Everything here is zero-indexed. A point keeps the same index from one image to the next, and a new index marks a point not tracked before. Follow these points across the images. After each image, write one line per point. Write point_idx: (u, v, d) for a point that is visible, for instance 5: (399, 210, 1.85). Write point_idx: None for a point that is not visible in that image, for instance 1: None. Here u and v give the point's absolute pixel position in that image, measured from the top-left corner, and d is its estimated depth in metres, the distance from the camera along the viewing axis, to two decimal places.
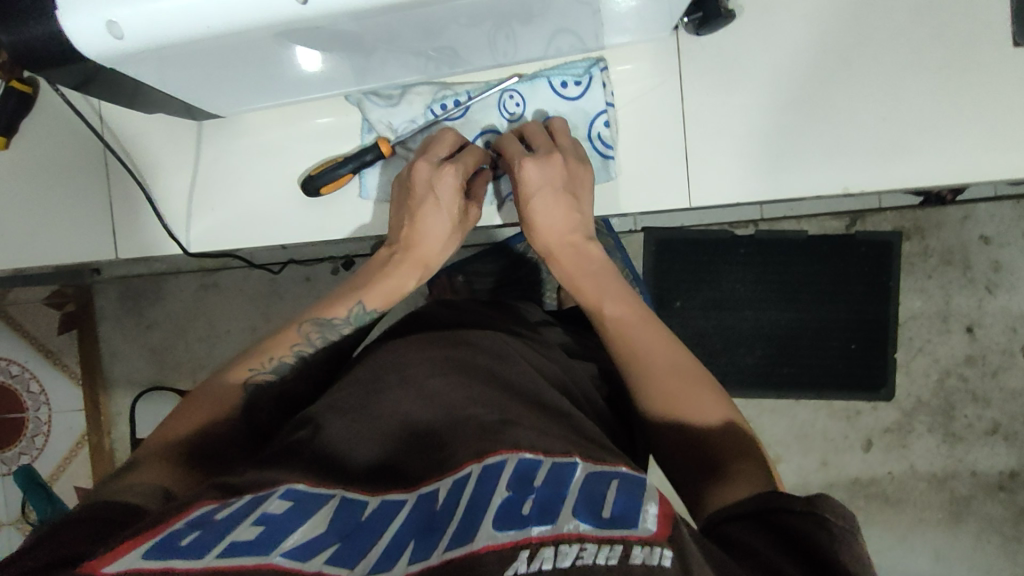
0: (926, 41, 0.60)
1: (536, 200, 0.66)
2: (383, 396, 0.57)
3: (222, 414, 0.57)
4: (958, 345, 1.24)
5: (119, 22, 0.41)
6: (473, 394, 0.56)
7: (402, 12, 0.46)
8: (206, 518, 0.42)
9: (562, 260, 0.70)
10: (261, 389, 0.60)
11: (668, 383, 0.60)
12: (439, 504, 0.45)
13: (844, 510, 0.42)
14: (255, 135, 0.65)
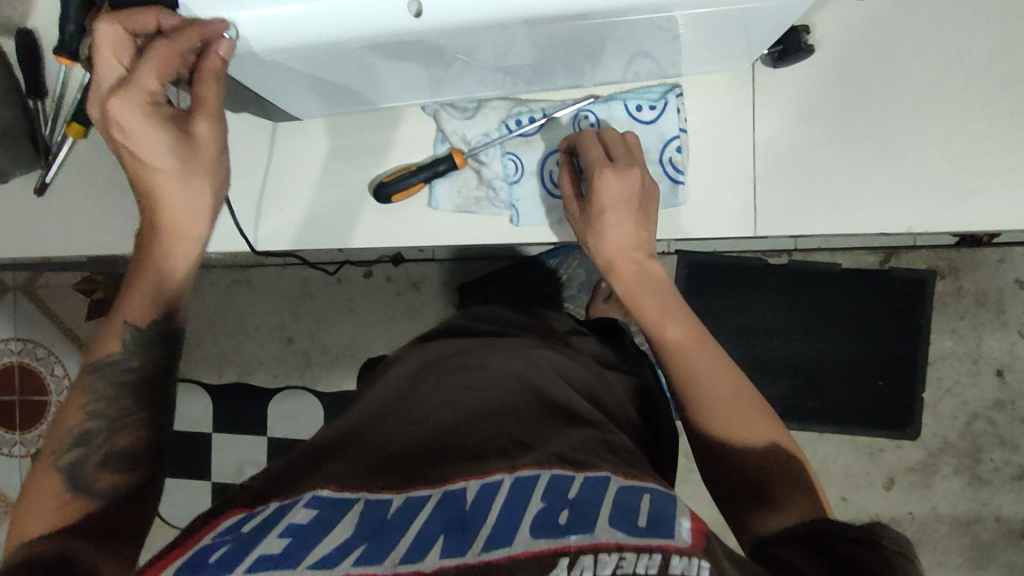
0: (1001, 86, 0.60)
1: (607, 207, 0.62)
2: (420, 404, 0.58)
3: (84, 476, 0.54)
4: (988, 388, 1.23)
5: (237, 26, 0.46)
6: (504, 403, 0.57)
7: (490, 31, 0.46)
8: (238, 532, 0.44)
9: (623, 276, 0.66)
10: (108, 439, 0.55)
11: (719, 408, 0.58)
12: (470, 504, 0.45)
13: (896, 536, 0.43)
14: (326, 139, 0.66)
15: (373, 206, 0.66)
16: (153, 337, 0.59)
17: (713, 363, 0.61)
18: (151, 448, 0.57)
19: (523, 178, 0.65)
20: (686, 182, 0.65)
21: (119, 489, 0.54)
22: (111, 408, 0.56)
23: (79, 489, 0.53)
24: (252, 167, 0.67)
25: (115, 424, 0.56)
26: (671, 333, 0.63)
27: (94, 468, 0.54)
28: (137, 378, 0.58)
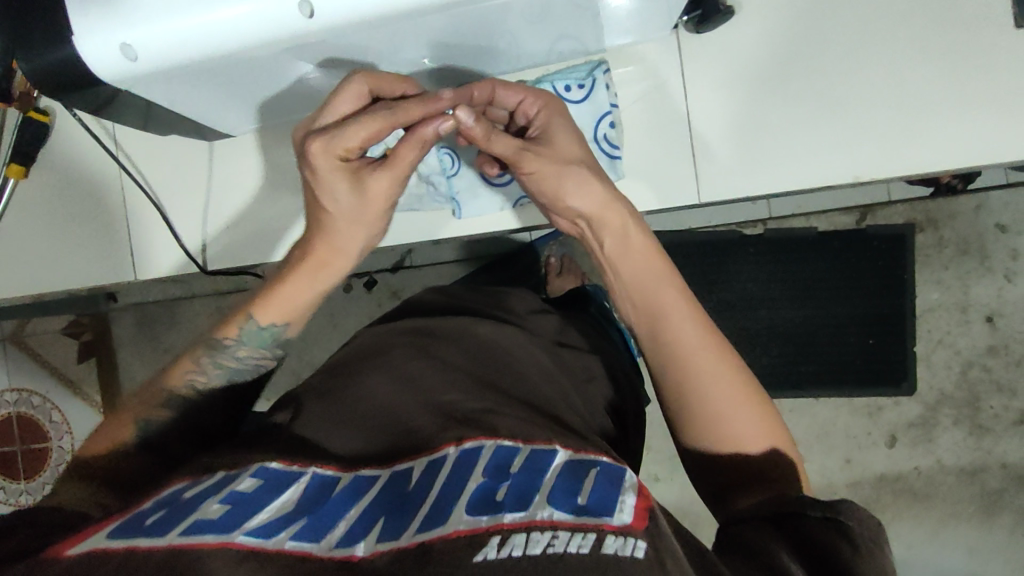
0: (928, 30, 0.60)
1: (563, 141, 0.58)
2: (365, 384, 0.58)
3: (150, 440, 0.54)
4: (979, 335, 1.22)
5: (134, 45, 0.42)
6: (451, 380, 0.58)
7: (408, 20, 0.45)
8: (177, 498, 0.42)
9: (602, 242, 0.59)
10: (187, 415, 0.56)
11: (718, 405, 0.53)
12: (412, 484, 0.45)
13: (869, 521, 0.43)
14: (265, 152, 0.65)
15: None
16: (266, 338, 0.59)
17: (711, 353, 0.54)
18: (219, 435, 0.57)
19: (462, 170, 0.64)
20: (622, 156, 0.65)
21: (173, 462, 0.54)
22: (208, 391, 0.58)
23: (141, 450, 0.54)
24: (196, 188, 0.66)
25: (200, 408, 0.57)
26: (668, 305, 0.56)
27: (164, 439, 0.55)
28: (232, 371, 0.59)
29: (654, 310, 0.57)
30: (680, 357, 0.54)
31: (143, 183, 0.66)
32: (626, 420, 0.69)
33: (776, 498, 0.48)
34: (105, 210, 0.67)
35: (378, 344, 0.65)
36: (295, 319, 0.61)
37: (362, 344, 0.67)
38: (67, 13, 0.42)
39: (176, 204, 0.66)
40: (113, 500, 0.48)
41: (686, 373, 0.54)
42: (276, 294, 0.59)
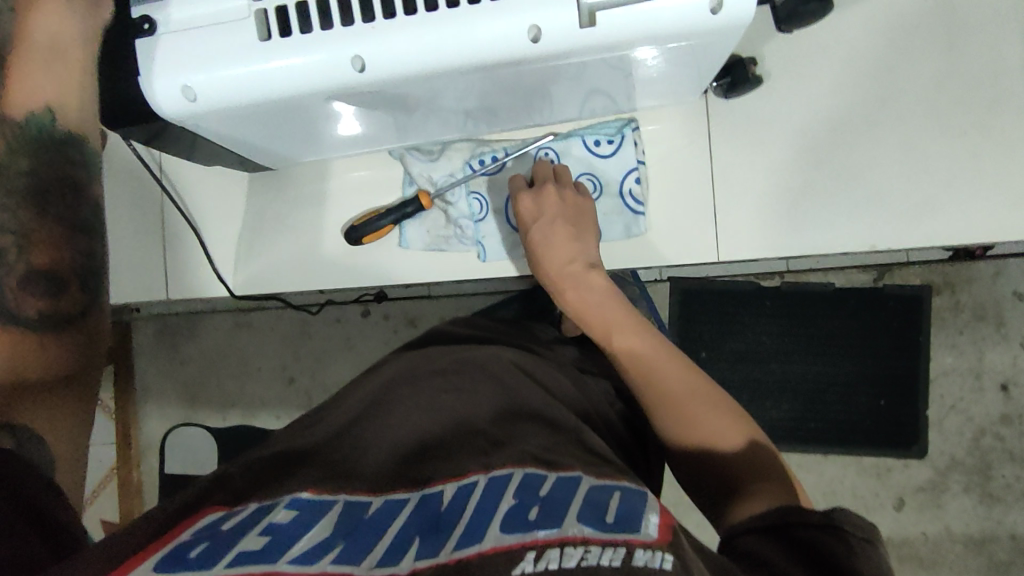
0: (949, 108, 0.62)
1: (533, 227, 0.65)
2: (392, 409, 0.60)
3: (6, 302, 0.49)
4: (993, 403, 1.21)
5: (193, 87, 0.45)
6: (479, 411, 0.58)
7: (454, 77, 0.47)
8: (216, 529, 0.43)
9: (567, 291, 0.67)
10: (22, 258, 0.49)
11: (682, 413, 0.57)
12: (445, 505, 0.46)
13: (858, 521, 0.43)
14: (302, 185, 0.67)
15: (351, 248, 0.67)
16: (45, 133, 0.49)
17: (667, 368, 0.60)
18: (72, 270, 0.51)
19: (489, 216, 0.68)
20: (645, 213, 0.66)
21: (50, 316, 0.50)
22: (20, 221, 0.49)
23: (3, 315, 0.49)
24: (232, 213, 0.69)
25: (28, 240, 0.50)
26: (623, 338, 0.64)
27: (13, 291, 0.49)
28: (38, 190, 0.50)
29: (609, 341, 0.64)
30: (639, 377, 0.60)
31: (182, 207, 0.68)
32: (647, 441, 0.70)
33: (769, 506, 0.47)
34: None
35: (408, 370, 0.64)
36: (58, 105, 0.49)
37: (387, 371, 0.66)
38: (136, 55, 0.45)
39: (213, 227, 0.69)
40: (34, 418, 0.50)
41: (644, 388, 0.60)
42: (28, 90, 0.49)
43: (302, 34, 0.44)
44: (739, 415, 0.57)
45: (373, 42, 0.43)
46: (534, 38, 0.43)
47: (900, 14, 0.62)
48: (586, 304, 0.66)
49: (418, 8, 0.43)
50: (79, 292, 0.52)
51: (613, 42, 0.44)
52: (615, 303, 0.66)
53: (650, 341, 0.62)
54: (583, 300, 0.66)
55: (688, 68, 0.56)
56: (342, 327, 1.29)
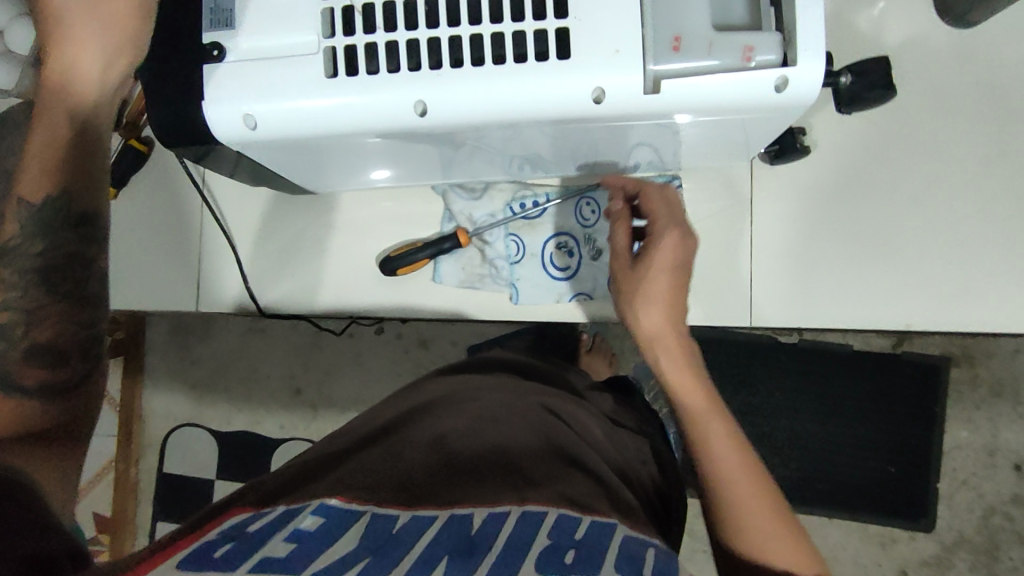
0: (995, 194, 0.62)
1: (656, 272, 0.57)
2: (432, 424, 0.59)
3: (9, 374, 0.49)
4: (1005, 482, 1.18)
5: (255, 115, 0.45)
6: (518, 438, 0.58)
7: (509, 128, 0.47)
8: (243, 528, 0.45)
9: (666, 351, 0.59)
10: (26, 334, 0.49)
11: (748, 540, 0.53)
12: (475, 529, 0.46)
13: None
14: (342, 211, 0.67)
15: (384, 277, 0.67)
16: (62, 213, 0.49)
17: (744, 473, 0.55)
18: (75, 343, 0.51)
19: (525, 258, 0.67)
20: None
21: (47, 387, 0.49)
22: (26, 297, 0.49)
23: (5, 387, 0.49)
24: (269, 232, 0.69)
25: (33, 317, 0.49)
26: (709, 428, 0.57)
27: (16, 365, 0.49)
28: (45, 269, 0.50)
29: (694, 423, 0.58)
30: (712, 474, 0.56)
31: (222, 222, 0.69)
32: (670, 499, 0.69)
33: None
34: (182, 237, 0.70)
35: (454, 391, 0.65)
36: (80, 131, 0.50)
37: (433, 391, 0.66)
38: (200, 79, 0.45)
39: (250, 244, 0.69)
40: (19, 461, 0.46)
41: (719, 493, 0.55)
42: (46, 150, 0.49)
43: (369, 75, 0.44)
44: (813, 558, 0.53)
45: (437, 88, 0.44)
46: (597, 99, 0.44)
47: (948, 97, 0.63)
48: (677, 378, 0.59)
49: (486, 58, 0.43)
50: (79, 365, 0.51)
51: (675, 109, 0.44)
52: (705, 391, 0.59)
53: (735, 438, 0.57)
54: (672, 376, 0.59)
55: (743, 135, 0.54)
56: (352, 341, 1.27)
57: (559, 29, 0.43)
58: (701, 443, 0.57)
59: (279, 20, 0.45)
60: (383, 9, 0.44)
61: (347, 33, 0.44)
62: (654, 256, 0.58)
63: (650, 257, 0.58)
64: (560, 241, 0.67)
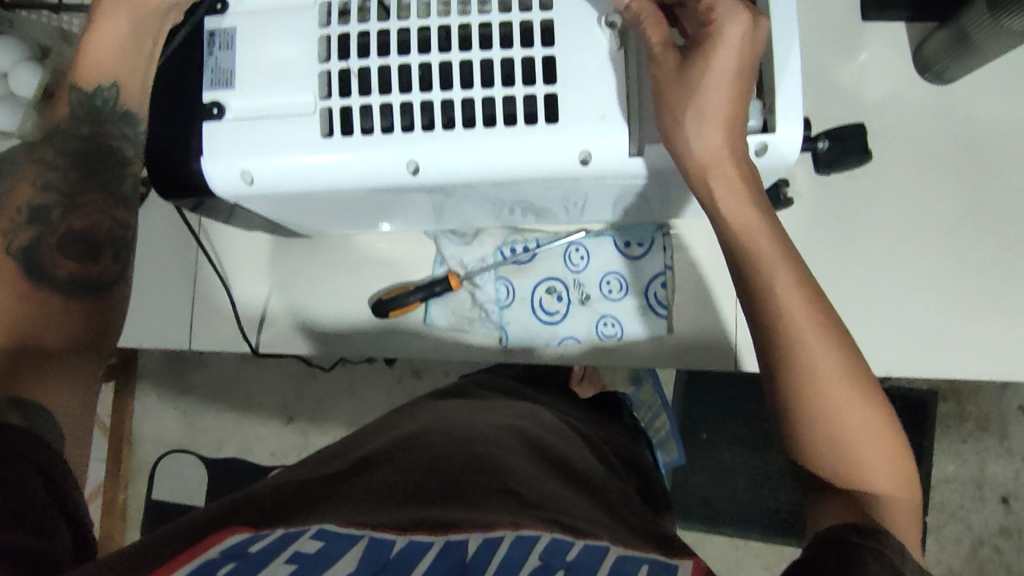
0: (973, 244, 0.64)
1: (714, 79, 0.42)
2: (424, 453, 0.58)
3: (40, 260, 0.48)
4: (991, 515, 1.17)
5: (251, 171, 0.47)
6: (512, 463, 0.57)
7: (500, 186, 0.48)
8: (245, 551, 0.42)
9: (730, 179, 0.45)
10: (63, 220, 0.49)
11: (832, 430, 0.46)
12: (470, 554, 0.43)
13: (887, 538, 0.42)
14: (337, 252, 0.69)
15: (376, 319, 0.68)
16: (109, 109, 0.50)
17: (820, 335, 0.46)
18: (109, 238, 0.50)
19: (514, 302, 0.68)
20: (667, 315, 0.66)
21: (78, 280, 0.48)
22: (68, 182, 0.49)
23: (35, 274, 0.48)
24: (264, 272, 0.70)
25: (71, 203, 0.49)
26: (780, 287, 0.46)
27: (50, 251, 0.48)
28: (83, 159, 0.50)
29: (760, 273, 0.47)
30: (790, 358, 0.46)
31: (216, 263, 0.70)
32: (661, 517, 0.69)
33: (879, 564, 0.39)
34: (175, 277, 0.70)
35: (445, 425, 0.64)
36: (128, 83, 0.50)
37: (427, 422, 0.65)
38: (199, 137, 0.47)
39: (244, 283, 0.70)
40: (43, 395, 0.45)
41: (796, 375, 0.46)
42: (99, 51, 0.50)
43: (363, 135, 0.46)
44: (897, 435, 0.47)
45: (429, 148, 0.45)
46: (583, 161, 0.45)
47: (926, 150, 0.65)
48: (741, 218, 0.46)
49: (476, 120, 0.45)
50: (110, 264, 0.50)
51: (662, 167, 0.46)
52: (770, 221, 0.47)
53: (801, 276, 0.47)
54: (734, 216, 0.46)
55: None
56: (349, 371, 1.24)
57: (547, 95, 0.45)
58: (778, 311, 0.46)
59: (281, 82, 0.47)
60: (379, 72, 0.46)
61: (342, 95, 0.46)
62: (713, 56, 0.42)
63: (707, 59, 0.42)
64: (549, 285, 0.69)
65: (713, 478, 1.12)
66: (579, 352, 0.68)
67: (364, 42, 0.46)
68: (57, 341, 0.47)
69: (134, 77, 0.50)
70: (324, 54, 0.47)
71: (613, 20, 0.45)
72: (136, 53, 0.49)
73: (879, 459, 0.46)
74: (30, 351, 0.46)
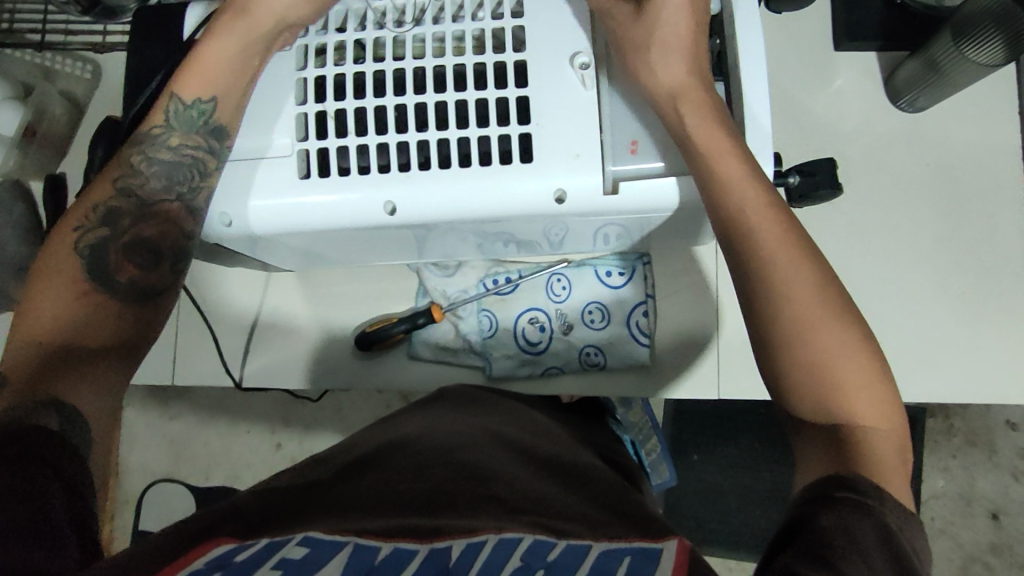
0: (949, 267, 0.65)
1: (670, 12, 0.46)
2: (402, 460, 0.53)
3: (105, 262, 0.44)
4: (981, 531, 1.04)
5: (228, 213, 0.47)
6: (496, 466, 0.52)
7: (478, 223, 0.48)
8: (228, 560, 0.39)
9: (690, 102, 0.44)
10: (134, 225, 0.45)
11: (820, 364, 0.40)
12: (455, 560, 0.39)
13: (855, 485, 0.37)
14: (320, 286, 0.69)
15: (359, 352, 0.68)
16: (200, 122, 0.46)
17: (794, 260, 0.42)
18: (172, 246, 0.46)
19: (496, 333, 0.69)
20: (648, 345, 0.66)
21: (134, 289, 0.45)
22: (146, 188, 0.46)
23: (96, 278, 0.44)
24: (247, 309, 0.69)
25: (144, 211, 0.45)
26: (754, 209, 0.43)
27: (115, 255, 0.45)
28: (171, 170, 0.46)
29: (723, 193, 0.43)
30: (768, 282, 0.42)
31: (197, 298, 0.70)
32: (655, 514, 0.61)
33: (852, 510, 0.36)
34: None
35: (428, 428, 0.58)
36: (223, 98, 0.47)
37: (406, 427, 0.60)
38: None
39: (226, 321, 0.69)
40: (80, 396, 0.41)
41: (770, 293, 0.42)
42: (198, 64, 0.47)
43: (341, 175, 0.46)
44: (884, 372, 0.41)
45: (404, 189, 0.46)
46: (558, 200, 0.46)
47: (899, 176, 0.66)
48: (709, 135, 0.44)
49: (451, 159, 0.45)
50: (168, 274, 0.46)
51: (637, 207, 0.46)
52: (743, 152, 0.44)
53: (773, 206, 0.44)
54: (700, 135, 0.44)
55: (698, 231, 0.57)
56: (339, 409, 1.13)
57: (522, 134, 0.45)
58: (754, 242, 0.42)
59: (260, 124, 0.48)
60: (355, 113, 0.46)
61: (320, 137, 0.47)
62: None
63: None
64: (532, 316, 0.69)
65: (704, 497, 1.03)
66: (564, 382, 0.68)
67: (340, 83, 0.47)
68: (96, 345, 0.43)
69: (235, 94, 0.47)
70: (301, 96, 0.48)
71: (584, 60, 0.46)
72: (240, 67, 0.47)
73: (875, 404, 0.40)
74: (72, 350, 0.42)
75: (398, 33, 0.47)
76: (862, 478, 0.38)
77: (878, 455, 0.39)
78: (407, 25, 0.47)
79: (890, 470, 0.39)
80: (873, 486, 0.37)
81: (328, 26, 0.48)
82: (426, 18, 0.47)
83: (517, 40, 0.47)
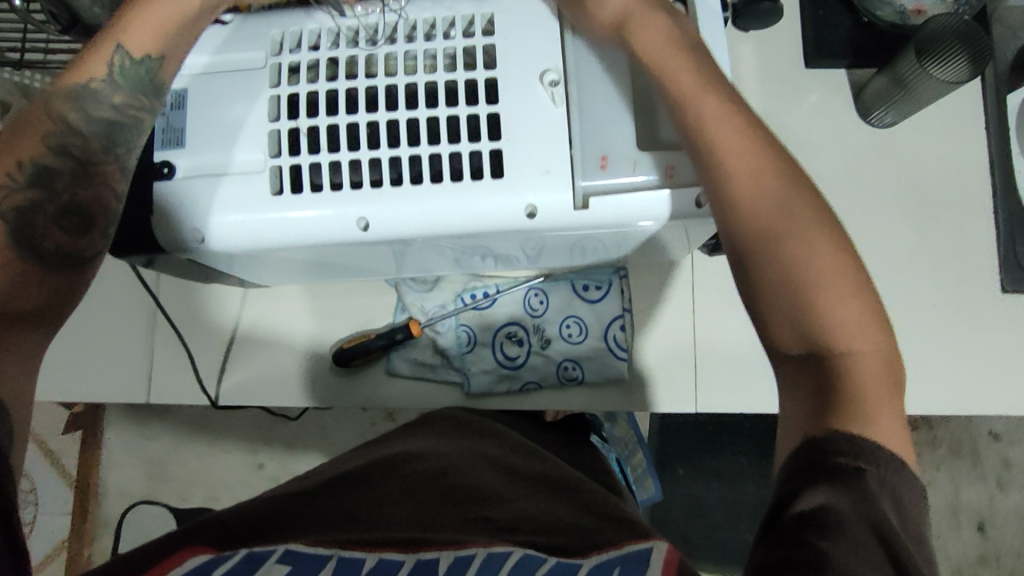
0: (922, 279, 0.66)
1: None
2: (395, 478, 0.52)
3: (33, 227, 0.42)
4: (968, 543, 1.04)
5: (202, 229, 0.47)
6: (486, 484, 0.52)
7: (453, 239, 0.49)
8: None
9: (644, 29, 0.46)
10: (68, 187, 0.44)
11: (795, 281, 0.40)
12: None
13: (859, 444, 0.37)
14: (298, 302, 0.69)
15: (338, 369, 0.68)
16: (146, 81, 0.46)
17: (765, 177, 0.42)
18: (102, 212, 0.45)
19: (475, 348, 0.69)
20: (627, 358, 0.66)
21: (61, 256, 0.43)
22: (84, 149, 0.44)
23: (22, 242, 0.42)
24: (224, 328, 0.69)
25: (82, 174, 0.44)
26: (727, 142, 0.43)
27: (43, 218, 0.43)
28: (111, 129, 0.45)
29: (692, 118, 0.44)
30: (742, 202, 0.42)
31: (173, 317, 0.69)
32: None
33: (838, 485, 0.35)
34: (135, 331, 0.70)
35: (420, 446, 0.58)
36: (170, 56, 0.47)
37: (398, 446, 0.59)
38: (152, 198, 0.48)
39: (204, 339, 0.69)
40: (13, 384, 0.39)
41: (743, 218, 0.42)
42: (145, 19, 0.46)
43: (313, 191, 0.47)
44: (861, 282, 0.41)
45: (376, 205, 0.46)
46: (529, 215, 0.46)
47: (872, 191, 0.67)
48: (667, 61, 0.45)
49: (424, 175, 0.46)
50: (98, 242, 0.45)
51: (608, 221, 0.47)
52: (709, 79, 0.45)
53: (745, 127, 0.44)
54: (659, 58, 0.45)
55: (684, 243, 0.57)
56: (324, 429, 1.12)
57: (492, 150, 0.46)
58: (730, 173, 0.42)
59: (232, 140, 0.48)
60: (327, 129, 0.46)
61: (292, 153, 0.47)
62: None
63: None
64: (510, 330, 0.69)
65: (691, 512, 1.03)
66: (543, 397, 0.68)
67: (313, 101, 0.47)
68: (19, 313, 0.41)
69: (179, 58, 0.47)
70: (274, 113, 0.48)
71: (553, 78, 0.47)
72: (186, 29, 0.47)
73: (857, 335, 0.40)
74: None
75: (371, 50, 0.48)
76: (844, 435, 0.37)
77: (857, 384, 0.39)
78: (380, 43, 0.48)
79: (874, 408, 0.39)
80: (851, 442, 0.37)
81: (301, 44, 0.49)
82: (399, 37, 0.48)
83: (489, 58, 0.48)
